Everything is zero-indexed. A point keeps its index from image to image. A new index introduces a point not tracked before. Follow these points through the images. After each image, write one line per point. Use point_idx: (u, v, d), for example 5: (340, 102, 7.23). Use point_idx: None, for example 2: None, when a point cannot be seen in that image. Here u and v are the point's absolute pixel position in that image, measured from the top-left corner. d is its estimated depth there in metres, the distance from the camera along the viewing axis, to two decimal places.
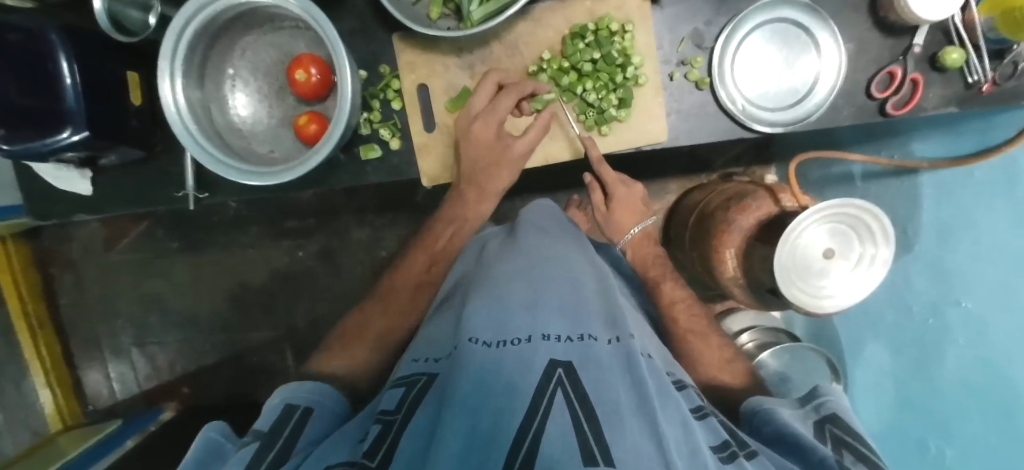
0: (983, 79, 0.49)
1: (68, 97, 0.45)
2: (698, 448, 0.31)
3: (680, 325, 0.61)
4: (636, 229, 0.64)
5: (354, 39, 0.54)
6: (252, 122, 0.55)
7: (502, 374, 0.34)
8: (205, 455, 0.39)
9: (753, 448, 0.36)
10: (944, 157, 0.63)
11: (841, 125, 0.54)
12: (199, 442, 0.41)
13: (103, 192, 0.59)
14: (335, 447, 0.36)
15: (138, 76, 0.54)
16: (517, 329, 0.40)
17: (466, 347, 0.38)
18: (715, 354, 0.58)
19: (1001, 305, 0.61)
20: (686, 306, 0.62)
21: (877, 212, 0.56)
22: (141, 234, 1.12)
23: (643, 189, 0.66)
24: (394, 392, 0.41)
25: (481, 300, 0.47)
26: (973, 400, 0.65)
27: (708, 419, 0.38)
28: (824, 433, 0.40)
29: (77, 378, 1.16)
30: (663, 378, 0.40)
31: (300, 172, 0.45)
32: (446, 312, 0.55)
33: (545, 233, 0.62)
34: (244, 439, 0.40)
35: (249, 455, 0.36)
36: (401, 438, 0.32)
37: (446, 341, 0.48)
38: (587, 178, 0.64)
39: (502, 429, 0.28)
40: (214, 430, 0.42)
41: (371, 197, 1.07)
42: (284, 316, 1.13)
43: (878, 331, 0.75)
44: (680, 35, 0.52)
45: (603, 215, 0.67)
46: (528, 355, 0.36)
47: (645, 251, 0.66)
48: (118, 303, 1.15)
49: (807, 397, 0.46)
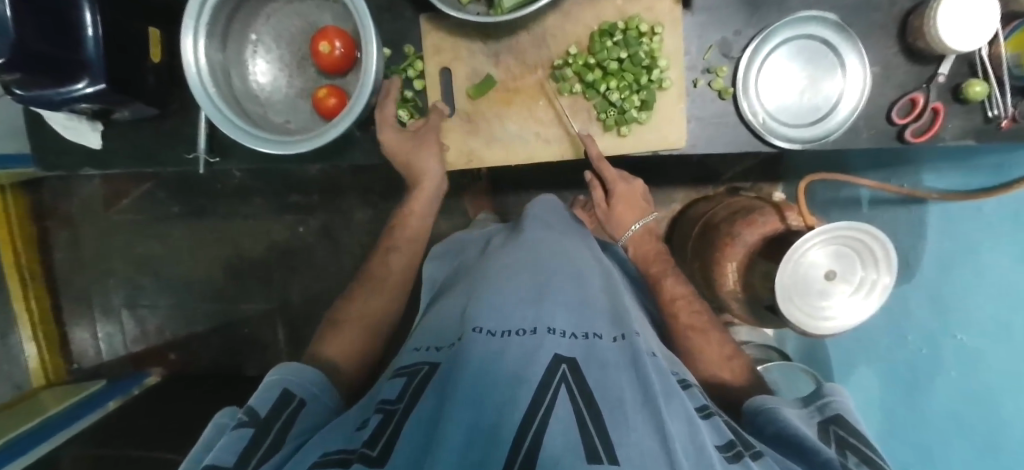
0: (1003, 114, 0.49)
1: (88, 47, 0.44)
2: (702, 446, 0.31)
3: (680, 320, 0.60)
4: (637, 224, 0.66)
5: (380, 16, 0.54)
6: (271, 89, 0.55)
7: (505, 368, 0.35)
8: (209, 440, 0.39)
9: (758, 449, 0.36)
10: (953, 190, 0.63)
11: (859, 147, 0.54)
12: (212, 430, 0.40)
13: (114, 149, 0.59)
14: (332, 436, 0.37)
15: (159, 34, 0.53)
16: (520, 321, 0.41)
17: (470, 338, 0.39)
18: (715, 351, 0.57)
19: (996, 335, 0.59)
20: (686, 303, 0.61)
21: (882, 238, 0.56)
22: (142, 196, 1.11)
23: (643, 185, 0.66)
24: (396, 382, 0.41)
25: (486, 291, 0.47)
26: (964, 426, 0.64)
27: (712, 419, 0.38)
28: (829, 436, 0.41)
29: (64, 334, 1.15)
30: (667, 375, 0.40)
31: (317, 143, 0.45)
32: (453, 297, 0.55)
33: (550, 228, 0.62)
34: (241, 417, 0.39)
35: (242, 441, 0.36)
36: (402, 427, 0.33)
37: (448, 329, 0.48)
38: (588, 175, 0.65)
39: (503, 426, 0.29)
40: (225, 415, 0.42)
41: (377, 178, 1.06)
42: (279, 289, 1.12)
43: (870, 356, 0.76)
44: (708, 42, 0.52)
45: (604, 212, 0.68)
46: (532, 347, 0.37)
47: (646, 247, 0.67)
48: (112, 262, 1.14)
49: (811, 397, 0.46)
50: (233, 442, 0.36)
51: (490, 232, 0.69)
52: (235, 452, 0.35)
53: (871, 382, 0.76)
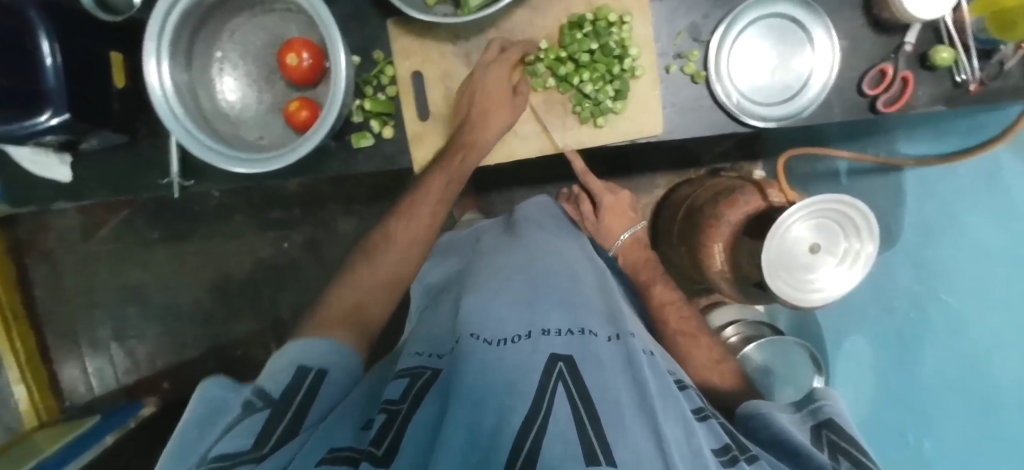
0: (972, 78, 0.50)
1: (47, 76, 0.43)
2: (699, 450, 0.32)
3: (669, 326, 0.61)
4: (625, 234, 0.67)
5: (346, 23, 0.53)
6: (241, 107, 0.54)
7: (505, 374, 0.35)
8: (207, 411, 0.38)
9: (753, 452, 0.36)
10: (927, 155, 0.64)
11: (833, 121, 0.55)
12: (200, 400, 0.39)
13: (83, 180, 0.57)
14: (333, 428, 0.35)
15: (121, 58, 0.51)
16: (516, 324, 0.42)
17: (467, 343, 0.39)
18: (704, 354, 0.57)
19: (987, 297, 0.63)
20: (675, 308, 0.62)
21: (862, 208, 0.58)
22: (120, 224, 1.09)
23: (631, 195, 0.68)
24: (398, 382, 0.41)
25: (479, 293, 0.47)
26: (954, 390, 0.65)
27: (709, 422, 0.39)
28: (822, 440, 0.41)
29: (52, 372, 1.12)
30: (664, 377, 0.41)
31: (292, 159, 0.44)
32: (443, 305, 0.55)
33: (544, 228, 0.63)
34: (253, 400, 0.38)
35: (257, 427, 0.35)
36: (406, 430, 0.32)
37: (446, 335, 0.48)
38: (575, 189, 0.69)
39: (503, 428, 0.30)
40: (217, 385, 0.40)
41: (359, 187, 1.04)
42: (269, 308, 1.11)
43: (862, 325, 0.75)
44: (677, 28, 0.52)
45: (593, 225, 0.69)
46: (530, 351, 0.38)
47: (636, 256, 0.67)
48: (96, 295, 1.12)
49: (804, 401, 0.46)
50: (247, 427, 0.35)
51: (480, 230, 0.70)
52: (248, 439, 0.34)
53: (864, 352, 0.75)
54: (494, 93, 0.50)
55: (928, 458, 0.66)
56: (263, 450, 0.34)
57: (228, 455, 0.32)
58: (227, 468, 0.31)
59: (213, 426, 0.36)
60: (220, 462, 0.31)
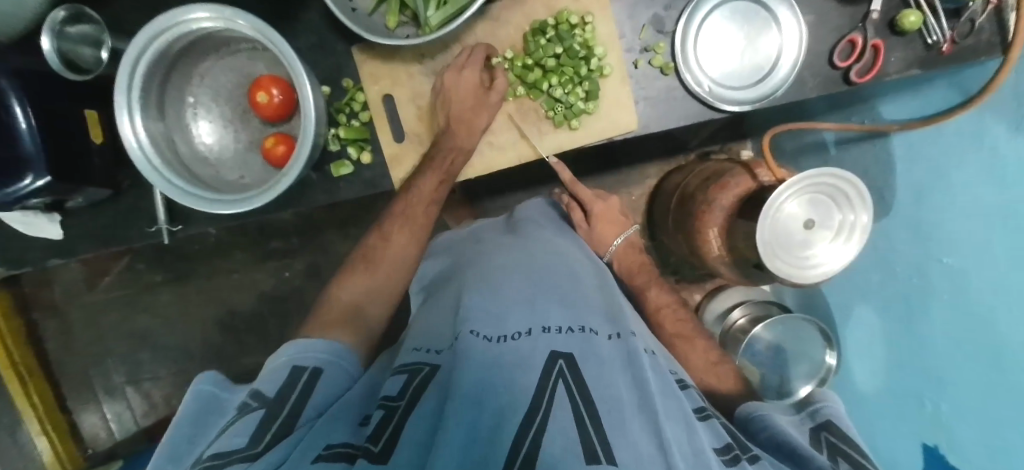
0: (942, 39, 0.49)
1: (24, 140, 0.44)
2: (700, 450, 0.32)
3: (666, 330, 0.62)
4: (619, 240, 0.66)
5: (312, 54, 0.53)
6: (219, 149, 0.54)
7: (504, 371, 0.35)
8: (200, 411, 0.39)
9: (754, 452, 0.36)
10: (910, 119, 0.64)
11: (809, 97, 0.54)
12: (191, 399, 0.40)
13: (76, 236, 0.58)
14: (333, 420, 0.35)
15: (96, 114, 0.52)
16: (517, 322, 0.42)
17: (467, 339, 0.39)
18: (700, 358, 0.58)
19: (978, 246, 0.54)
20: (671, 311, 0.64)
21: (854, 181, 0.57)
22: (123, 270, 1.11)
23: (620, 200, 0.67)
24: (396, 378, 0.40)
25: (477, 291, 0.47)
26: (964, 352, 0.58)
27: (710, 421, 0.38)
28: (820, 442, 0.41)
29: (72, 421, 1.14)
30: (665, 376, 0.41)
31: (272, 196, 0.44)
32: (440, 300, 0.56)
33: (543, 227, 0.63)
34: (248, 402, 0.37)
35: (253, 424, 0.34)
36: (403, 428, 0.32)
37: (447, 328, 0.48)
38: (565, 199, 0.68)
39: (502, 427, 0.30)
40: (206, 381, 0.41)
41: (353, 210, 1.05)
42: (276, 338, 1.11)
43: (867, 295, 0.75)
44: (640, 22, 0.52)
45: (584, 231, 0.69)
46: (529, 349, 0.38)
47: (631, 259, 0.68)
48: (106, 342, 1.13)
49: (802, 405, 0.47)
50: (244, 426, 0.34)
51: (482, 228, 0.69)
52: (246, 434, 0.33)
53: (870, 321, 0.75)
54: (468, 101, 0.50)
55: (942, 422, 0.62)
56: (262, 444, 0.33)
57: (226, 452, 0.31)
58: (220, 465, 0.30)
59: (203, 426, 0.37)
60: (216, 458, 0.30)
